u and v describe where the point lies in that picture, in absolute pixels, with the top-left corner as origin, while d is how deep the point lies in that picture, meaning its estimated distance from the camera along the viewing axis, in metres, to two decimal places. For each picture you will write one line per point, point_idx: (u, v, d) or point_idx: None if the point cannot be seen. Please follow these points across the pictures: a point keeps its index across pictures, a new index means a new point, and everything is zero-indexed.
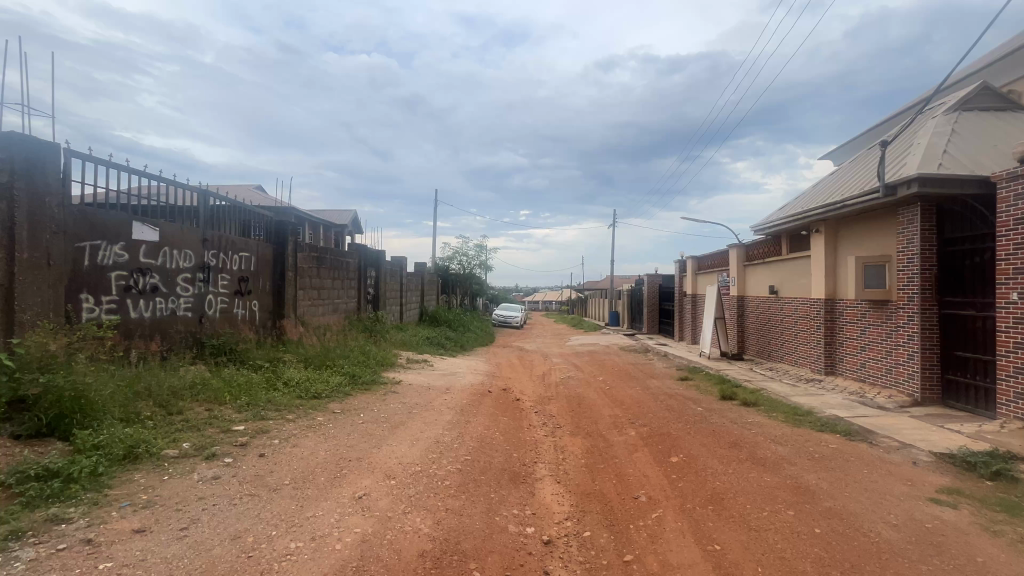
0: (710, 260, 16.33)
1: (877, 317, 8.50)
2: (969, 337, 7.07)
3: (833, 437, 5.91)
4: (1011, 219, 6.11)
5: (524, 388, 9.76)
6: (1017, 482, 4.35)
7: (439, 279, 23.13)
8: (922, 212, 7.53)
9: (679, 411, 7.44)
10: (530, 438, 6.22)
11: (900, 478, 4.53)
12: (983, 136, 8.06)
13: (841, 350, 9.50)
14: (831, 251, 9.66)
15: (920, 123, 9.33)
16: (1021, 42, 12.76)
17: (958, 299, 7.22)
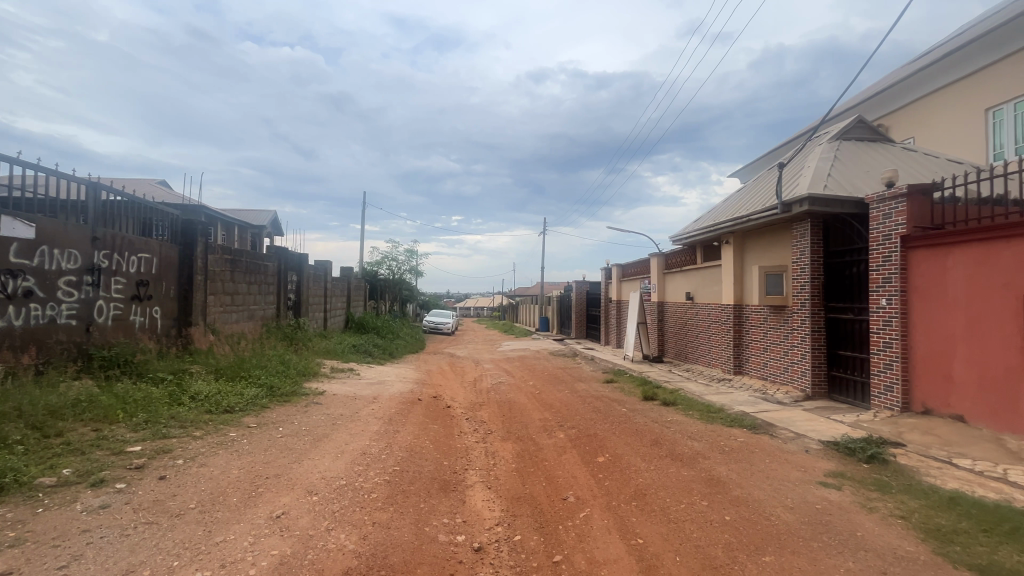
0: (633, 267, 17.23)
1: (776, 321, 9.40)
2: (848, 338, 8.03)
3: (741, 431, 6.44)
4: (881, 234, 7.04)
5: (456, 395, 9.63)
6: (887, 464, 5.00)
7: (366, 285, 22.25)
8: (811, 227, 8.47)
9: (605, 412, 7.75)
10: (460, 445, 6.16)
11: (796, 465, 5.04)
12: (859, 162, 9.25)
13: (747, 351, 10.40)
14: (738, 261, 10.57)
15: (810, 149, 10.54)
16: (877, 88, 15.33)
17: (840, 305, 8.18)
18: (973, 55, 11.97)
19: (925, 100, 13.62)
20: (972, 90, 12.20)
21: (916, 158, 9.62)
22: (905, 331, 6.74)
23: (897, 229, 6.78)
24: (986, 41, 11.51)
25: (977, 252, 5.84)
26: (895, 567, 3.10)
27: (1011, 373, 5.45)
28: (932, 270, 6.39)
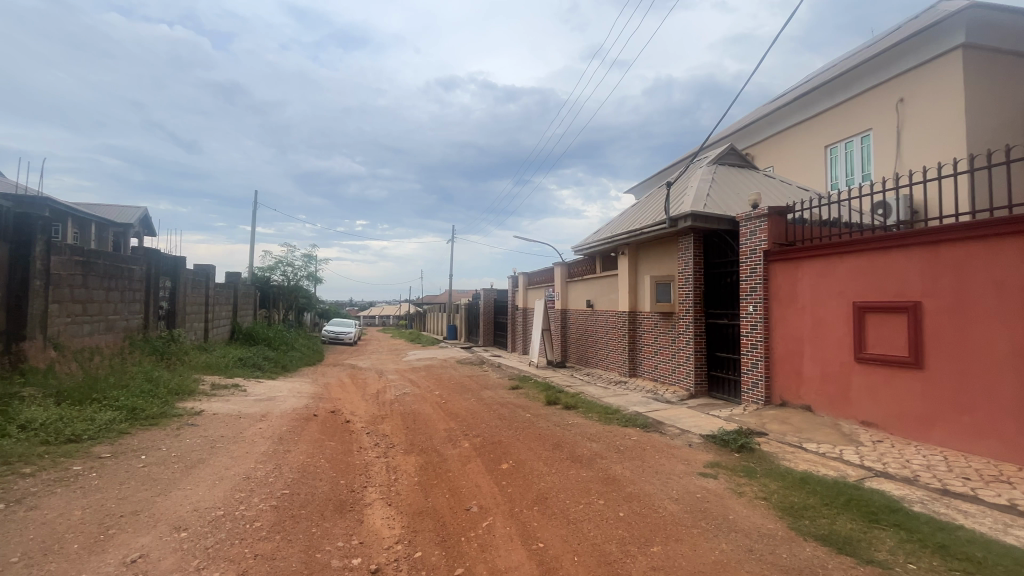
0: (538, 276, 17.75)
1: (665, 326, 10.24)
2: (723, 341, 8.98)
3: (634, 431, 6.88)
4: (749, 249, 7.99)
5: (356, 408, 9.13)
6: (754, 452, 5.64)
7: (256, 292, 20.30)
8: (694, 241, 9.38)
9: (509, 419, 7.83)
10: (359, 461, 5.82)
11: (680, 459, 5.49)
12: (731, 185, 10.47)
13: (640, 354, 11.19)
14: (632, 271, 11.37)
15: (692, 171, 11.71)
16: (743, 122, 17.62)
17: (717, 311, 9.13)
18: (818, 99, 14.21)
19: (780, 135, 15.91)
20: (815, 130, 14.48)
21: (775, 184, 11.12)
22: (768, 334, 7.70)
23: (760, 245, 7.76)
24: (828, 87, 13.75)
25: (819, 265, 6.87)
26: (759, 543, 3.48)
27: (846, 368, 6.45)
28: (786, 280, 7.40)
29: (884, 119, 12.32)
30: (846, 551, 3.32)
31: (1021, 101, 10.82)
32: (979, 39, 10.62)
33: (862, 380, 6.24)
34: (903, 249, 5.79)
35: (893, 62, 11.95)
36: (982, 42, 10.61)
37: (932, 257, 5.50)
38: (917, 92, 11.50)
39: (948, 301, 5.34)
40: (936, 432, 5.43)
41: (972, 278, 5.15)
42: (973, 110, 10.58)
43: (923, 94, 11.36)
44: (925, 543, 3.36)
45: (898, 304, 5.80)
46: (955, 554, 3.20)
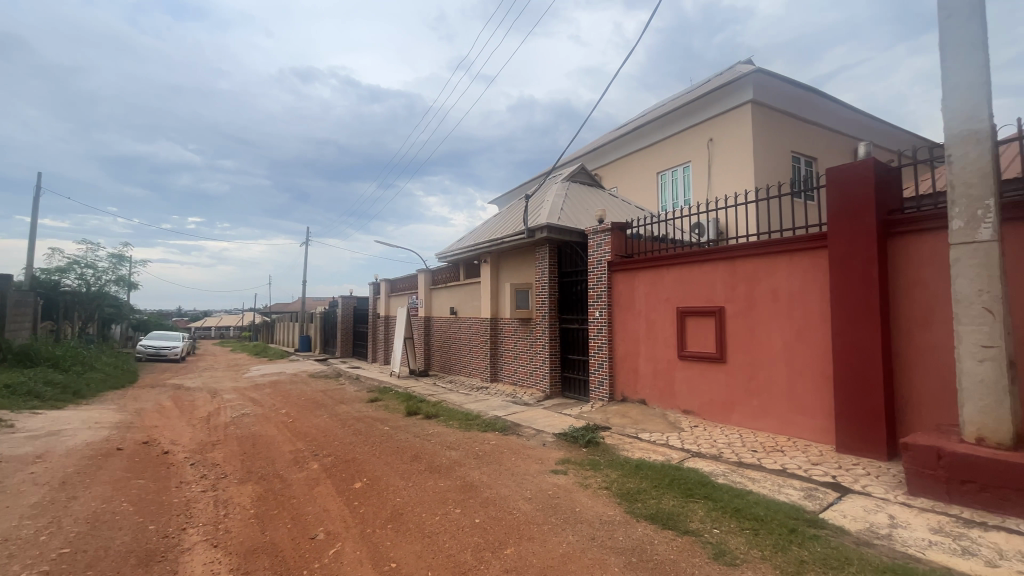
0: (401, 283, 17.25)
1: (523, 332, 10.70)
2: (574, 344, 9.71)
3: (493, 435, 7.02)
4: (596, 259, 8.77)
5: (178, 436, 7.75)
6: (598, 445, 6.16)
7: (37, 300, 16.10)
8: (549, 251, 10.01)
9: (366, 434, 7.39)
10: (177, 499, 4.91)
11: (535, 459, 5.75)
12: (582, 201, 11.46)
13: (500, 359, 11.53)
14: (494, 278, 11.69)
15: (548, 186, 12.53)
16: (592, 145, 19.49)
17: (569, 316, 9.84)
18: (651, 131, 16.39)
19: (621, 160, 17.93)
20: (649, 158, 16.66)
21: (617, 202, 12.46)
22: (611, 336, 8.53)
23: (605, 256, 8.59)
24: (658, 122, 15.95)
25: (651, 275, 7.85)
26: (600, 530, 3.77)
27: (671, 363, 7.46)
28: (625, 288, 8.30)
29: (699, 154, 14.69)
30: (668, 525, 3.78)
31: (788, 149, 13.83)
32: (763, 97, 13.33)
33: (683, 374, 7.27)
34: (712, 262, 6.90)
35: (706, 107, 14.35)
36: (764, 100, 13.36)
37: (732, 269, 6.65)
38: (722, 134, 13.94)
39: (742, 305, 6.50)
40: (734, 414, 6.55)
41: (758, 287, 6.35)
42: (758, 153, 13.22)
43: (726, 136, 13.83)
44: (726, 509, 3.99)
45: (708, 309, 6.90)
46: (747, 515, 3.85)
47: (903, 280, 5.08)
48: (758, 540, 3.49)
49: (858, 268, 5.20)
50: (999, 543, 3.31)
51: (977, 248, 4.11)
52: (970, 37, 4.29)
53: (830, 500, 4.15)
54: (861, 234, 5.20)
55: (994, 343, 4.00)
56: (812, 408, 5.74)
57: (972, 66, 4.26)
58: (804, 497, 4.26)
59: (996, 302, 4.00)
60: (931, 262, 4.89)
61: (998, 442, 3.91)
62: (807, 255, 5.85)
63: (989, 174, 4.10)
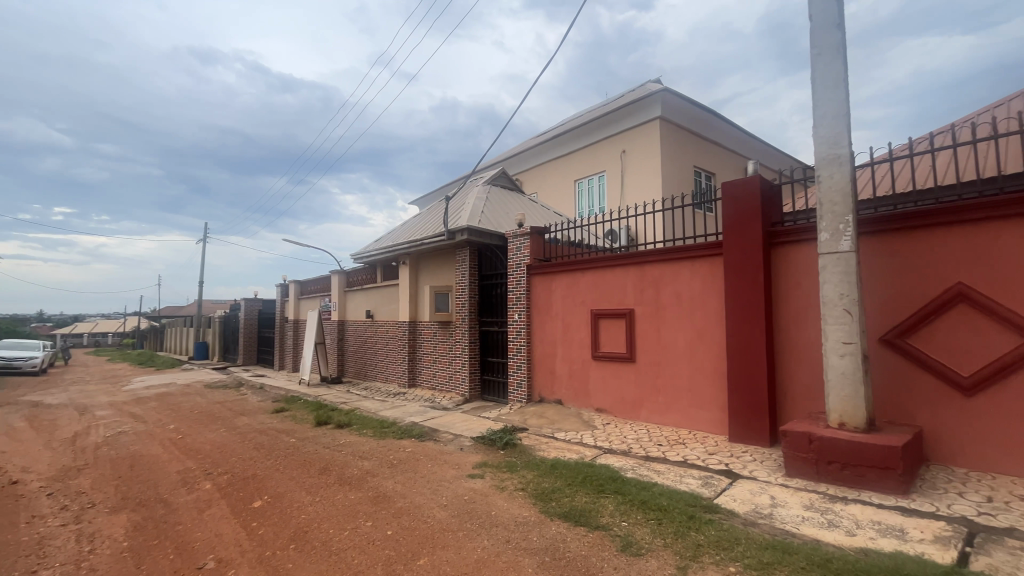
0: (313, 285, 16.27)
1: (443, 335, 10.54)
2: (494, 346, 9.74)
3: (409, 442, 6.81)
4: (516, 262, 8.88)
5: (33, 461, 6.62)
6: (516, 447, 6.21)
7: None
8: (469, 254, 9.96)
9: (268, 447, 6.82)
10: (27, 538, 4.17)
11: (452, 464, 5.66)
12: (502, 205, 11.56)
13: (419, 364, 11.25)
14: (413, 281, 11.41)
15: (469, 189, 12.51)
16: (512, 150, 19.79)
17: (489, 319, 9.85)
18: (569, 140, 17.01)
19: (540, 166, 18.39)
20: (567, 165, 17.27)
21: (537, 207, 12.74)
22: (530, 338, 8.67)
23: (524, 259, 8.73)
24: (575, 132, 16.59)
25: (567, 278, 8.11)
26: (515, 532, 3.79)
27: (586, 364, 7.75)
28: (543, 291, 8.50)
29: (613, 164, 15.50)
30: (580, 522, 3.90)
31: (691, 163, 15.04)
32: (669, 114, 14.39)
33: (597, 374, 7.57)
34: (623, 266, 7.27)
35: (619, 120, 15.17)
36: (670, 117, 14.42)
37: (641, 273, 7.05)
38: (634, 146, 14.83)
39: (650, 308, 6.92)
40: (643, 410, 6.95)
41: (663, 291, 6.80)
42: (665, 165, 14.23)
43: (637, 148, 14.72)
44: (634, 502, 4.19)
45: (619, 311, 7.27)
46: (652, 506, 4.08)
47: (783, 285, 5.71)
48: (660, 529, 3.70)
49: (747, 274, 5.74)
50: (856, 514, 3.80)
51: (839, 258, 4.72)
52: (834, 74, 4.92)
53: (724, 486, 4.52)
54: (750, 243, 5.75)
55: (852, 340, 4.62)
56: (709, 402, 6.24)
57: (836, 99, 4.89)
58: (701, 485, 4.61)
59: (854, 304, 4.62)
60: (806, 270, 5.54)
61: (855, 425, 4.51)
62: (706, 262, 6.36)
63: (848, 194, 4.75)
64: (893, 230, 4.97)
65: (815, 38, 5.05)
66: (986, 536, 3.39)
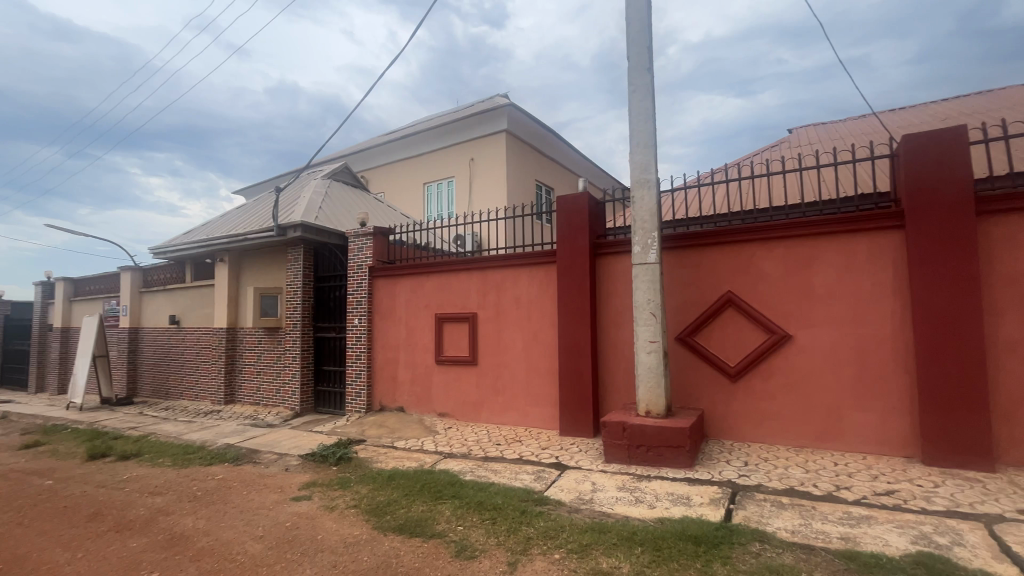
0: (93, 284, 13.07)
1: (269, 343, 9.37)
2: (330, 354, 8.99)
3: (220, 468, 5.85)
4: (357, 264, 8.37)
5: None
6: (350, 461, 5.79)
7: None
8: (303, 254, 9.05)
9: (8, 496, 5.18)
10: None
11: (273, 488, 5.00)
12: (343, 202, 10.82)
13: (239, 377, 9.81)
14: (233, 282, 9.93)
15: (306, 182, 11.44)
16: (356, 147, 18.72)
17: (326, 325, 9.08)
18: (418, 142, 16.78)
19: (387, 166, 17.74)
20: (415, 168, 17.00)
21: (382, 207, 12.24)
22: (370, 344, 8.22)
23: (366, 261, 8.27)
24: (424, 135, 16.45)
25: (411, 281, 7.92)
26: (343, 555, 3.49)
27: (429, 369, 7.65)
28: (387, 294, 8.16)
29: (462, 171, 15.77)
30: (416, 533, 3.78)
31: (533, 176, 16.12)
32: (514, 128, 15.21)
33: (441, 378, 7.53)
34: (467, 271, 7.37)
35: (468, 128, 15.49)
36: (515, 131, 15.25)
37: (484, 278, 7.24)
38: (482, 155, 15.30)
39: (492, 312, 7.14)
40: (483, 412, 7.13)
41: (504, 295, 7.08)
42: (510, 176, 14.99)
43: (485, 157, 15.22)
44: (470, 504, 4.23)
45: (462, 315, 7.35)
46: (487, 506, 4.15)
47: (606, 291, 6.41)
48: (494, 529, 3.79)
49: (576, 281, 6.31)
50: (656, 489, 4.41)
51: (648, 268, 5.48)
52: (644, 110, 5.72)
53: (553, 478, 4.85)
54: (579, 253, 6.34)
55: (656, 339, 5.39)
56: (543, 400, 6.67)
57: (646, 131, 5.67)
58: (534, 479, 4.87)
59: (657, 308, 5.40)
60: (622, 278, 6.32)
61: (657, 412, 5.27)
62: (542, 268, 6.81)
63: (655, 214, 5.56)
64: (686, 246, 5.96)
65: (631, 76, 5.80)
66: (743, 493, 4.24)
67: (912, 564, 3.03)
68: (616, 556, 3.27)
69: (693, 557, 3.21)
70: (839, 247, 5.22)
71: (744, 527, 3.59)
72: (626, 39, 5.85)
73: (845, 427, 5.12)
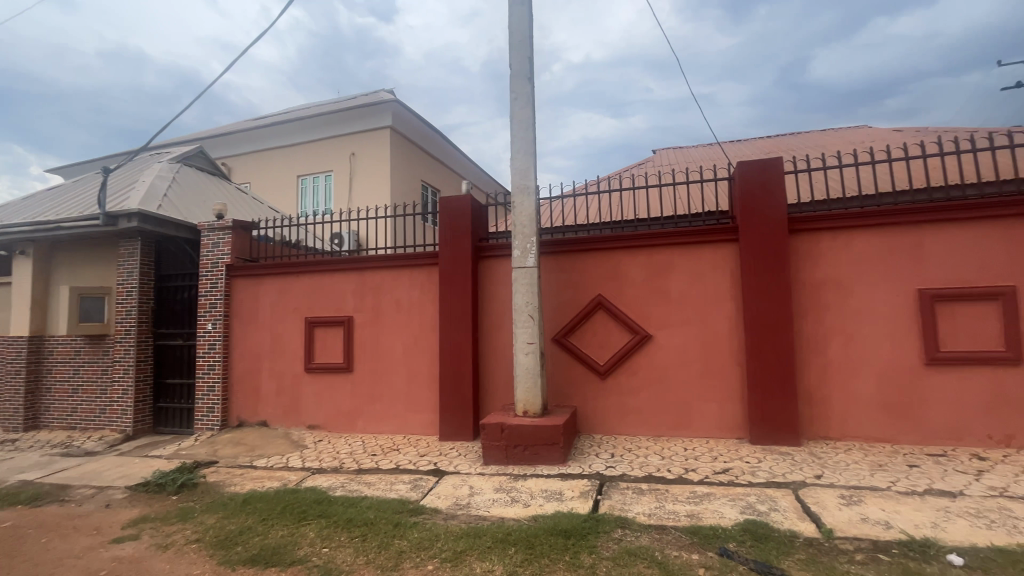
0: None
1: (92, 354, 7.79)
2: (175, 365, 7.76)
3: (10, 512, 4.67)
4: (210, 261, 7.35)
5: None
6: (195, 488, 5.02)
7: None
8: (141, 248, 7.70)
9: None
10: None
11: (87, 530, 4.12)
12: (196, 190, 9.47)
13: (46, 397, 8.00)
14: (40, 280, 8.07)
15: (147, 164, 9.80)
16: (216, 130, 16.55)
17: (170, 331, 7.82)
18: (291, 131, 15.40)
19: (254, 154, 15.98)
20: (288, 159, 15.56)
21: (246, 198, 10.97)
22: (226, 352, 7.28)
23: (222, 258, 7.31)
24: (299, 123, 15.16)
25: (278, 282, 7.18)
26: None
27: (297, 378, 7.00)
28: (248, 295, 7.29)
29: (342, 165, 14.84)
30: (272, 563, 3.39)
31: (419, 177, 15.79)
32: (400, 126, 14.75)
33: (311, 387, 6.93)
34: (343, 271, 6.90)
35: (349, 121, 14.64)
36: (400, 128, 14.80)
37: (361, 280, 6.84)
38: (364, 150, 14.57)
39: (369, 315, 6.77)
40: (359, 422, 6.72)
41: (384, 298, 6.76)
42: (395, 174, 14.50)
43: (367, 153, 14.51)
44: (338, 522, 3.92)
45: (337, 319, 6.86)
46: (357, 522, 3.89)
47: (488, 294, 6.46)
48: (364, 546, 3.55)
49: (458, 284, 6.26)
50: (531, 488, 4.53)
51: (527, 272, 5.64)
52: (525, 118, 5.90)
53: (430, 486, 4.72)
54: (461, 255, 6.30)
55: (533, 340, 5.56)
56: (424, 405, 6.50)
57: (526, 138, 5.85)
58: (410, 488, 4.69)
59: (535, 310, 5.58)
60: (503, 281, 6.43)
61: (534, 412, 5.43)
62: (424, 270, 6.63)
63: (534, 220, 5.74)
64: (562, 252, 6.27)
65: (513, 84, 5.94)
66: (609, 483, 4.55)
67: (741, 531, 3.50)
68: (490, 560, 3.27)
69: (562, 551, 3.34)
70: (690, 256, 5.91)
71: (608, 515, 3.84)
72: (508, 48, 5.99)
73: (694, 416, 5.80)
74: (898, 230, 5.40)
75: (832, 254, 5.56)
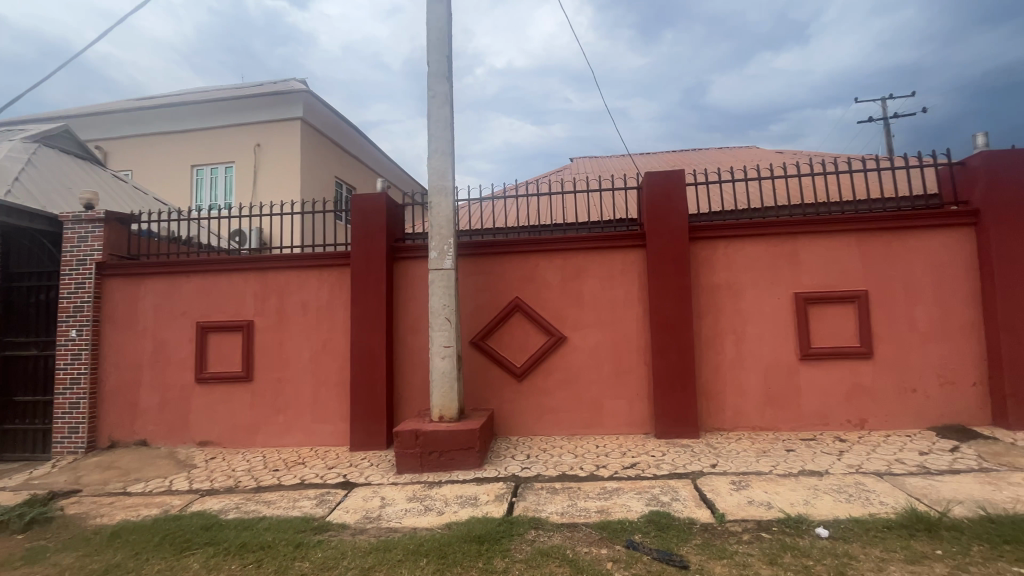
0: None
1: None
2: (27, 379, 6.60)
3: None
4: (75, 258, 6.35)
5: None
6: (49, 523, 4.28)
7: None
8: None
9: None
10: None
11: None
12: (59, 176, 8.18)
13: None
14: None
15: None
16: (88, 108, 14.45)
17: (20, 339, 6.63)
18: (184, 116, 13.88)
19: (137, 138, 14.18)
20: (179, 145, 14.00)
21: (125, 187, 9.69)
22: (95, 363, 6.33)
23: (91, 255, 6.35)
24: (194, 108, 13.71)
25: (163, 282, 6.40)
26: None
27: (185, 390, 6.27)
28: (124, 297, 6.41)
29: (244, 156, 13.65)
30: None
31: (332, 173, 14.98)
32: (311, 118, 13.89)
33: (202, 399, 6.25)
34: (241, 271, 6.31)
35: (254, 109, 13.52)
36: (312, 121, 13.94)
37: (263, 281, 6.30)
38: (270, 142, 13.52)
39: (272, 319, 6.26)
40: (259, 436, 6.17)
41: (289, 301, 6.28)
42: (305, 169, 13.62)
43: (274, 145, 13.49)
44: (229, 549, 3.54)
45: (234, 323, 6.25)
46: (253, 547, 3.54)
47: (403, 297, 6.26)
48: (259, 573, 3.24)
49: (372, 286, 5.99)
50: (446, 495, 4.43)
51: (444, 274, 5.53)
52: (443, 118, 5.80)
53: (338, 500, 4.44)
54: (375, 256, 6.04)
55: (450, 344, 5.46)
56: (333, 415, 6.12)
57: (444, 139, 5.74)
58: (315, 505, 4.38)
59: (452, 314, 5.49)
60: (420, 284, 6.26)
61: (450, 416, 5.34)
62: (334, 271, 6.26)
63: (451, 222, 5.65)
64: (480, 254, 6.25)
65: (431, 82, 5.82)
66: (524, 485, 4.59)
67: (646, 522, 3.69)
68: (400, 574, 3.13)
69: (476, 558, 3.28)
70: (602, 261, 6.16)
71: (523, 517, 3.86)
72: (426, 45, 5.86)
73: (605, 414, 6.04)
74: (779, 240, 6.04)
75: (726, 261, 6.09)
